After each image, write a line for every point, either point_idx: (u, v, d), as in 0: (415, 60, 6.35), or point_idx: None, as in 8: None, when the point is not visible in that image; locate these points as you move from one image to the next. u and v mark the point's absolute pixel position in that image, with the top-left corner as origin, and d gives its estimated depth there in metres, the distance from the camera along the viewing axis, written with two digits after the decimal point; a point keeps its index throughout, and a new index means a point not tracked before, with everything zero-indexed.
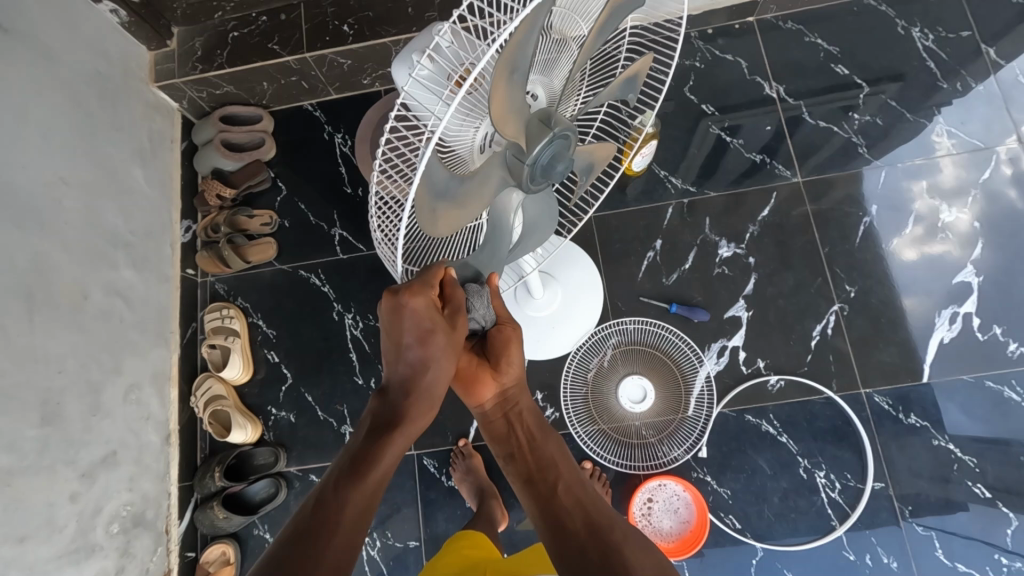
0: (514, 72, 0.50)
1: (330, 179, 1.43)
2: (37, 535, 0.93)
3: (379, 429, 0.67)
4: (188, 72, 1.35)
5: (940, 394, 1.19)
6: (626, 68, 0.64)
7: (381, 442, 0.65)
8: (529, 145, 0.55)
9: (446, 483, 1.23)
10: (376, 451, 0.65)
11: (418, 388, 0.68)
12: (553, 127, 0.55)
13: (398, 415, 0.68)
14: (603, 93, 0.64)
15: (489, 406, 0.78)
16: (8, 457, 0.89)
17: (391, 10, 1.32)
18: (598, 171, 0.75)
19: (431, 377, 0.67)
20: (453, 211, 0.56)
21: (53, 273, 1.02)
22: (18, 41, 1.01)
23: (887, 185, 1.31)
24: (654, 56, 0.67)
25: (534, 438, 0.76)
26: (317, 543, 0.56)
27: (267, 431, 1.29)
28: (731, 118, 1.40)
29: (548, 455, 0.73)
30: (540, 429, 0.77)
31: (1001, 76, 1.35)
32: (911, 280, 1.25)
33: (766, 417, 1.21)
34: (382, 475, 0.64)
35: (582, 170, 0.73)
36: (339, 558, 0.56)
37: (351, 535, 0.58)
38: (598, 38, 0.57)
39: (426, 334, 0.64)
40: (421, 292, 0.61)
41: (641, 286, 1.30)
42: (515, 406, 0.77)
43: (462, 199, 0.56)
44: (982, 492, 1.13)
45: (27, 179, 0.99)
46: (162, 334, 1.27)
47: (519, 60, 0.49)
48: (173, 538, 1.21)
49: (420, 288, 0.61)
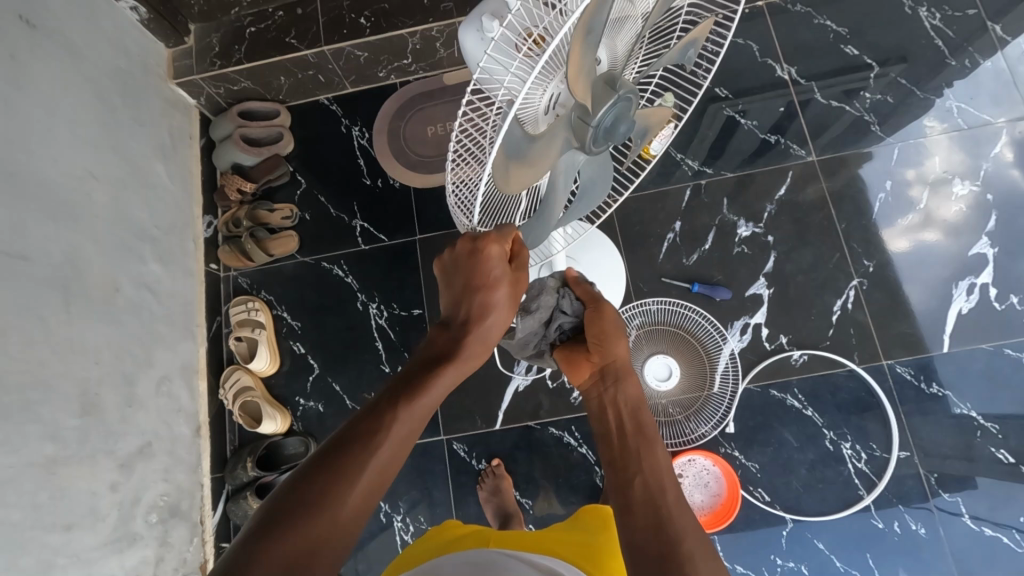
0: (590, 35, 0.52)
1: (349, 171, 1.44)
2: (81, 523, 0.94)
3: (435, 362, 0.70)
4: (206, 68, 1.36)
5: (961, 363, 1.21)
6: (686, 34, 0.66)
7: (432, 374, 0.68)
8: (595, 108, 0.57)
9: (477, 466, 1.25)
10: (432, 381, 0.67)
11: (476, 334, 0.72)
12: (618, 89, 0.57)
13: (451, 353, 0.70)
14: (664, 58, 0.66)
15: (587, 386, 0.83)
16: (53, 446, 0.90)
17: (407, 1, 1.34)
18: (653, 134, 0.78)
19: (488, 327, 0.72)
20: (523, 172, 0.61)
21: (87, 266, 1.03)
22: (46, 37, 1.02)
23: (901, 161, 1.34)
24: (714, 21, 0.68)
25: (627, 427, 0.77)
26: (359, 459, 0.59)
27: (296, 421, 1.30)
28: (745, 100, 1.42)
29: (636, 448, 0.74)
30: (638, 418, 0.77)
31: (1008, 51, 1.37)
32: (928, 253, 1.27)
33: (791, 391, 1.23)
34: (429, 408, 0.67)
35: (637, 134, 0.75)
36: (378, 478, 0.59)
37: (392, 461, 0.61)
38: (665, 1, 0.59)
39: (489, 285, 0.69)
40: (500, 241, 0.67)
41: (662, 267, 1.32)
42: (620, 394, 0.79)
43: (532, 158, 0.60)
44: (1005, 457, 1.16)
45: (59, 173, 1.00)
46: (189, 327, 1.28)
47: (594, 25, 0.51)
48: (206, 529, 1.22)
49: (499, 238, 0.67)
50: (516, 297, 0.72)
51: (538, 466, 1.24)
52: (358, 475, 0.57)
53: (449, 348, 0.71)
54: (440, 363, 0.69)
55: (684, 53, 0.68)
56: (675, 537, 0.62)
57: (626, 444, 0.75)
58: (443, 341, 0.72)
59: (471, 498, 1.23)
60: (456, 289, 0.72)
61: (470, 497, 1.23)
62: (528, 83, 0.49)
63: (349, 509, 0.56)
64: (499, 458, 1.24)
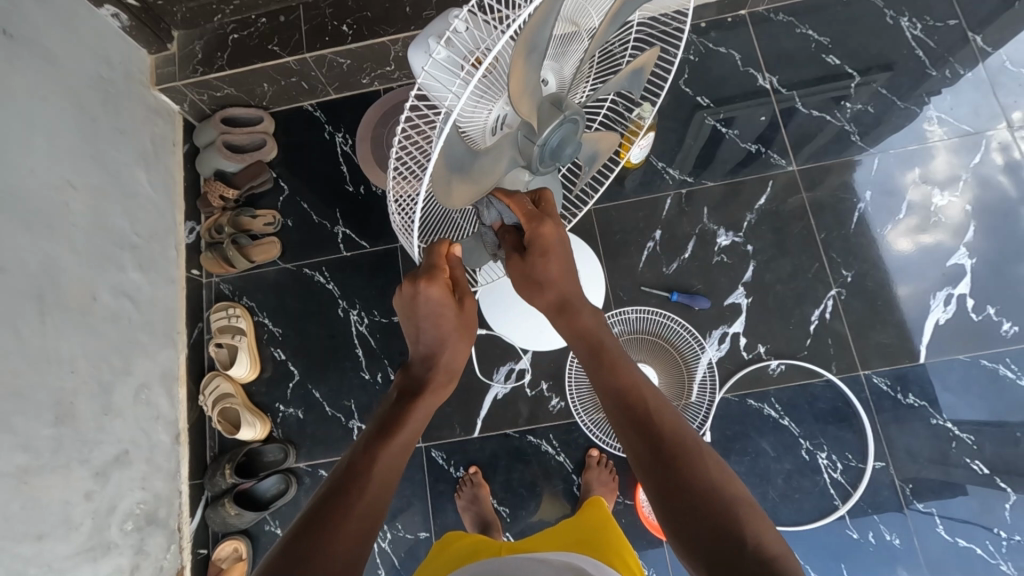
0: (530, 56, 0.53)
1: (332, 178, 1.44)
2: (54, 533, 0.94)
3: (406, 399, 0.72)
4: (189, 75, 1.36)
5: (937, 374, 1.21)
6: (634, 61, 0.71)
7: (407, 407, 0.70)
8: (541, 127, 0.59)
9: (455, 474, 1.25)
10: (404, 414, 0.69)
11: (440, 363, 0.75)
12: (564, 110, 0.60)
13: (421, 388, 0.73)
14: (610, 83, 0.71)
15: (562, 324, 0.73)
16: (25, 456, 0.90)
17: (389, 10, 1.34)
18: (603, 158, 0.82)
19: (447, 356, 0.75)
20: (467, 186, 0.60)
21: (63, 275, 1.03)
22: (24, 47, 1.02)
23: (880, 172, 1.34)
24: (659, 49, 0.73)
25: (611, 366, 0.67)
26: (352, 496, 0.58)
27: (276, 428, 1.30)
28: (726, 109, 1.42)
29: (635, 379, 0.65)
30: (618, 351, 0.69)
31: (988, 62, 1.38)
32: (906, 264, 1.28)
33: (769, 401, 1.23)
34: (408, 439, 0.67)
35: (587, 158, 0.80)
36: (369, 510, 0.58)
37: (380, 494, 0.60)
38: (612, 27, 0.61)
39: (440, 316, 0.72)
40: (434, 280, 0.69)
41: (642, 275, 1.32)
42: (579, 311, 0.72)
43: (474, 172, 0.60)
44: (980, 468, 1.16)
45: (35, 182, 1.00)
46: (169, 334, 1.29)
47: (536, 40, 0.52)
48: (184, 536, 1.23)
49: (432, 278, 0.69)
50: (467, 324, 0.75)
51: (516, 474, 1.24)
52: (352, 506, 0.57)
53: (418, 385, 0.74)
54: (410, 397, 0.72)
55: (630, 79, 0.74)
56: (687, 462, 0.56)
57: (608, 376, 0.66)
58: (412, 381, 0.75)
59: (449, 506, 1.23)
60: (413, 331, 0.76)
61: (448, 505, 1.24)
62: (464, 97, 0.47)
63: (340, 550, 0.53)
64: (477, 466, 1.25)
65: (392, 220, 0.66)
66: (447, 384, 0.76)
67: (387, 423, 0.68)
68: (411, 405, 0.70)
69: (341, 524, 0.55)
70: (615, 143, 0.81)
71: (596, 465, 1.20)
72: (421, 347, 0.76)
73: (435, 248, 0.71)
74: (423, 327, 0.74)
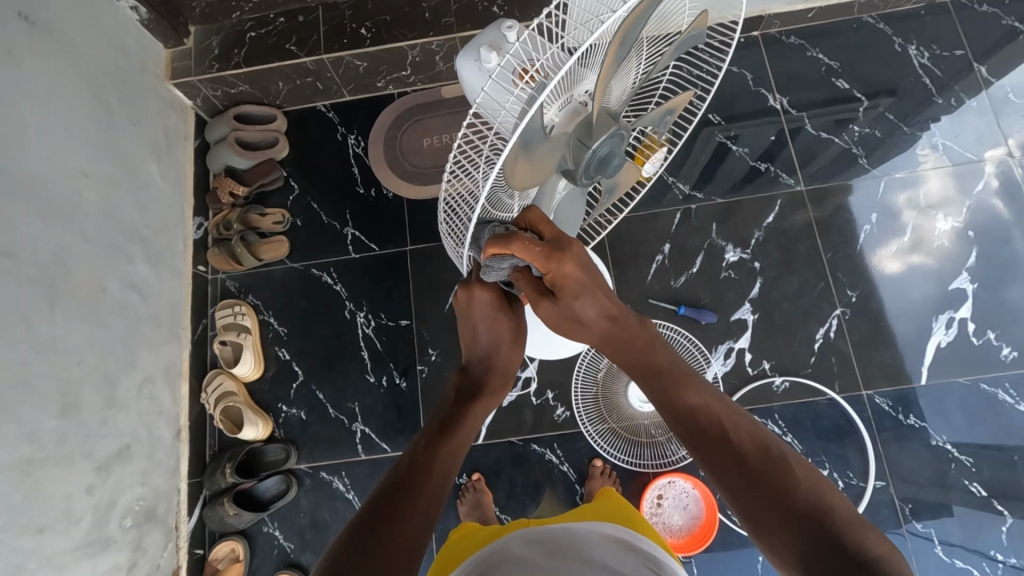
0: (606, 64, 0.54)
1: (343, 180, 1.44)
2: (54, 527, 0.92)
3: (464, 399, 0.74)
4: (204, 70, 1.36)
5: (938, 395, 1.23)
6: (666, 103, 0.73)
7: (464, 409, 0.72)
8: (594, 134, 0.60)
9: (457, 480, 1.24)
10: (456, 425, 0.69)
11: (497, 366, 0.77)
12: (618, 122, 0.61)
13: (480, 387, 0.75)
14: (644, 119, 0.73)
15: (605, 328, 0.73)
16: (29, 447, 0.89)
17: (408, 14, 1.35)
18: (622, 190, 0.84)
19: (504, 358, 0.77)
20: (524, 175, 0.59)
21: (74, 264, 1.02)
22: (44, 34, 1.02)
23: (885, 194, 1.36)
24: (693, 93, 0.75)
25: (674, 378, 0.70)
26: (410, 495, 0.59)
27: (278, 428, 1.29)
28: (736, 126, 1.44)
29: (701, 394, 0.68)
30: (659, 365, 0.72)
31: (992, 92, 1.41)
32: (910, 285, 1.30)
33: (772, 416, 1.24)
34: (466, 437, 0.69)
35: (606, 189, 0.82)
36: (421, 527, 0.56)
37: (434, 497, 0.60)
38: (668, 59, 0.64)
39: (495, 319, 0.74)
40: (485, 285, 0.71)
41: (650, 288, 1.33)
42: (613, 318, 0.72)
43: (535, 167, 0.59)
44: (978, 490, 1.18)
45: (51, 170, 1.00)
46: (174, 329, 1.27)
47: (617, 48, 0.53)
48: (182, 534, 1.21)
49: (484, 283, 0.71)
50: (515, 327, 0.76)
51: (519, 482, 1.24)
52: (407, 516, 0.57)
53: (477, 386, 0.75)
54: (469, 398, 0.74)
55: (662, 119, 0.76)
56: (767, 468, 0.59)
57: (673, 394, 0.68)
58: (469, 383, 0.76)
59: (451, 512, 1.23)
60: (472, 334, 0.77)
61: (451, 511, 1.23)
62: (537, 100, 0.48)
63: (406, 534, 0.55)
64: (480, 473, 1.24)
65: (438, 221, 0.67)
66: (501, 385, 0.78)
67: (446, 424, 0.69)
68: (467, 408, 0.72)
69: (406, 518, 0.57)
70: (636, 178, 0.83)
71: (599, 475, 1.20)
72: (476, 353, 0.77)
73: (480, 259, 0.71)
74: (479, 333, 0.76)
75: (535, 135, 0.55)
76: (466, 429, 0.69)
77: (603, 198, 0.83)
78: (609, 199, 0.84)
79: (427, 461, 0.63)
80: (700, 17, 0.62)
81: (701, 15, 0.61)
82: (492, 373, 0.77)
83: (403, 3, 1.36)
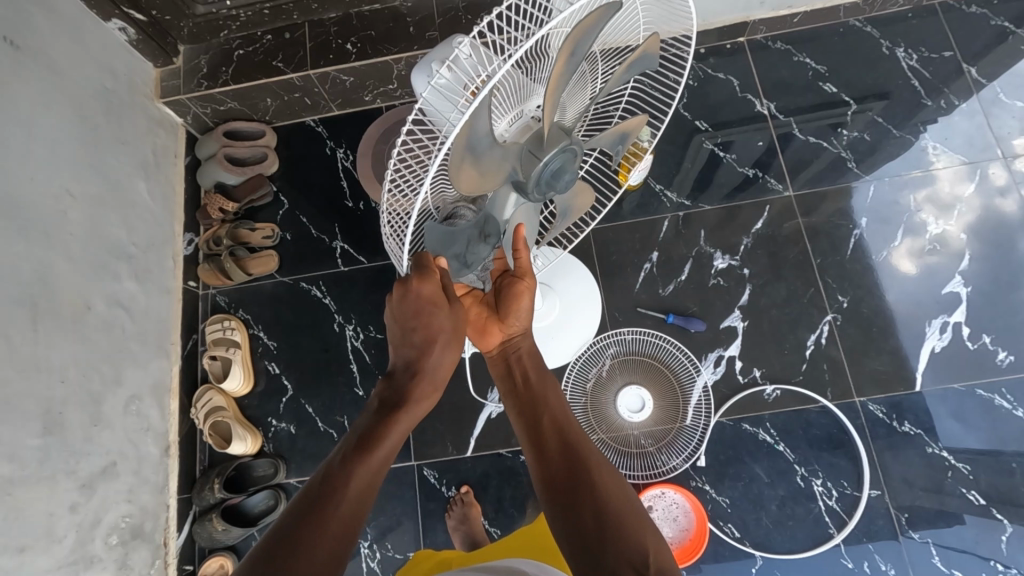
0: (564, 71, 0.56)
1: (331, 194, 1.45)
2: (36, 546, 0.92)
3: (389, 409, 0.70)
4: (193, 89, 1.38)
5: (932, 402, 1.21)
6: (619, 124, 0.74)
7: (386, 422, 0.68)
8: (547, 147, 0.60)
9: (446, 493, 1.24)
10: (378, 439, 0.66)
11: (425, 369, 0.71)
12: (570, 138, 0.61)
13: (403, 399, 0.70)
14: (598, 138, 0.73)
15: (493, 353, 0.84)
16: (10, 466, 0.90)
17: (393, 29, 1.37)
18: (576, 216, 0.85)
19: (438, 358, 0.72)
20: (472, 178, 0.58)
21: (57, 282, 1.03)
22: (28, 57, 1.04)
23: (876, 199, 1.35)
24: (645, 120, 0.77)
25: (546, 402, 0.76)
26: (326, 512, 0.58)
27: (267, 443, 1.29)
28: (724, 134, 1.44)
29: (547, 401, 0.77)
30: (538, 369, 0.81)
31: (982, 94, 1.40)
32: (904, 289, 1.28)
33: (763, 425, 1.23)
34: (389, 451, 0.67)
35: (561, 212, 0.83)
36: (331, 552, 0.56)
37: (349, 519, 0.59)
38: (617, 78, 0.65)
39: (427, 314, 0.69)
40: (427, 278, 0.66)
41: (638, 296, 1.33)
42: (517, 349, 0.83)
43: (483, 171, 0.59)
44: (976, 499, 1.15)
45: (35, 191, 1.01)
46: (162, 345, 1.28)
47: (570, 61, 0.55)
48: (171, 551, 1.21)
49: (422, 276, 0.66)
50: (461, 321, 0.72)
51: (507, 495, 1.23)
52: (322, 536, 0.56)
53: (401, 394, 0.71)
54: (394, 405, 0.70)
55: (615, 142, 0.77)
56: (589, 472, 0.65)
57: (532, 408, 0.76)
58: (392, 391, 0.72)
59: (440, 526, 1.22)
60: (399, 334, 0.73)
61: (438, 525, 1.22)
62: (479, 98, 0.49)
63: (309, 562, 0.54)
64: (468, 486, 1.23)
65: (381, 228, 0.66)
66: (433, 390, 0.73)
67: (365, 437, 0.66)
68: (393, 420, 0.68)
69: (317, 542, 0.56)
70: (590, 202, 0.85)
71: None
72: (407, 350, 0.72)
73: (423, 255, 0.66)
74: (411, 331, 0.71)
75: (479, 139, 0.55)
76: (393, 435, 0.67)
77: (558, 219, 0.83)
78: (564, 224, 0.85)
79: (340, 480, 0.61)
80: (651, 38, 0.65)
81: (652, 37, 0.64)
82: (420, 380, 0.72)
83: (388, 18, 1.38)
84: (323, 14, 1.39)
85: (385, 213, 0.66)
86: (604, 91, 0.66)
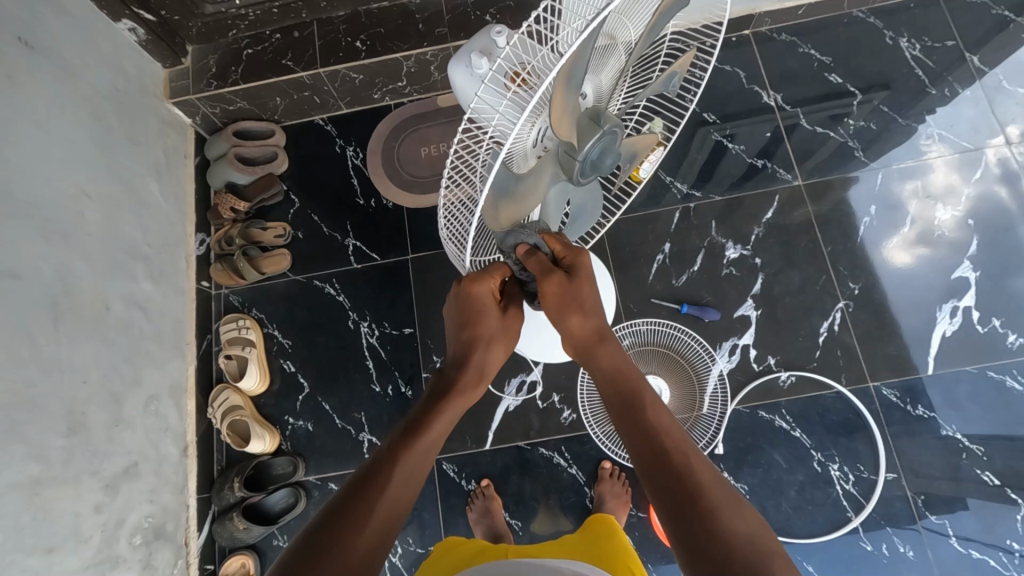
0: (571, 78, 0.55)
1: (343, 192, 1.45)
2: (64, 546, 0.92)
3: (434, 400, 0.71)
4: (202, 89, 1.37)
5: (945, 385, 1.23)
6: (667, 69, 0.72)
7: (433, 409, 0.69)
8: (580, 142, 0.60)
9: (466, 487, 1.24)
10: (426, 424, 0.67)
11: (470, 363, 0.73)
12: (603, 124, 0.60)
13: (449, 389, 0.72)
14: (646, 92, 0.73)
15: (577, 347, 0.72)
16: (37, 467, 0.89)
17: (402, 27, 1.37)
18: (643, 157, 0.83)
19: (484, 355, 0.74)
20: (512, 208, 0.63)
21: (77, 283, 1.03)
22: (43, 58, 1.04)
23: (884, 187, 1.36)
24: (695, 53, 0.74)
25: (640, 406, 0.65)
26: (371, 493, 0.59)
27: (285, 441, 1.29)
28: (731, 125, 1.45)
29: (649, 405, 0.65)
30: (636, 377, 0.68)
31: (985, 81, 1.42)
32: (914, 274, 1.29)
33: (779, 412, 1.24)
34: (434, 439, 0.67)
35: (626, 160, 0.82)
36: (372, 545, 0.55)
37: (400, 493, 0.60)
38: (650, 37, 0.62)
39: (479, 315, 0.73)
40: (484, 281, 0.71)
41: (652, 287, 1.34)
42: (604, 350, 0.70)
43: (520, 196, 0.63)
44: (990, 479, 1.17)
45: (52, 191, 1.01)
46: (178, 346, 1.28)
47: (576, 68, 0.54)
48: (192, 551, 1.21)
49: (483, 277, 0.72)
50: (510, 329, 0.75)
51: (528, 487, 1.24)
52: (367, 518, 0.56)
53: (445, 387, 0.72)
54: (440, 396, 0.71)
55: (667, 83, 0.74)
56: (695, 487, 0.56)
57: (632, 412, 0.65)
58: (443, 382, 0.73)
59: (461, 520, 1.22)
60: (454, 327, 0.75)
61: (459, 519, 1.22)
62: (516, 127, 0.50)
63: (359, 545, 0.55)
64: (488, 479, 1.24)
65: (440, 232, 0.68)
66: (476, 386, 0.74)
67: (412, 424, 0.67)
68: (439, 408, 0.69)
69: (359, 526, 0.56)
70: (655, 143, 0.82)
71: (609, 477, 1.20)
72: (458, 347, 0.75)
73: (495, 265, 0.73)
74: (461, 326, 0.74)
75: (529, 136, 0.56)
76: (436, 426, 0.67)
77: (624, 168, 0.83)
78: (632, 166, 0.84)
79: (385, 467, 0.61)
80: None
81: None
82: (466, 372, 0.73)
83: (397, 16, 1.38)
84: (332, 12, 1.39)
85: (442, 214, 0.67)
86: (636, 56, 0.64)
